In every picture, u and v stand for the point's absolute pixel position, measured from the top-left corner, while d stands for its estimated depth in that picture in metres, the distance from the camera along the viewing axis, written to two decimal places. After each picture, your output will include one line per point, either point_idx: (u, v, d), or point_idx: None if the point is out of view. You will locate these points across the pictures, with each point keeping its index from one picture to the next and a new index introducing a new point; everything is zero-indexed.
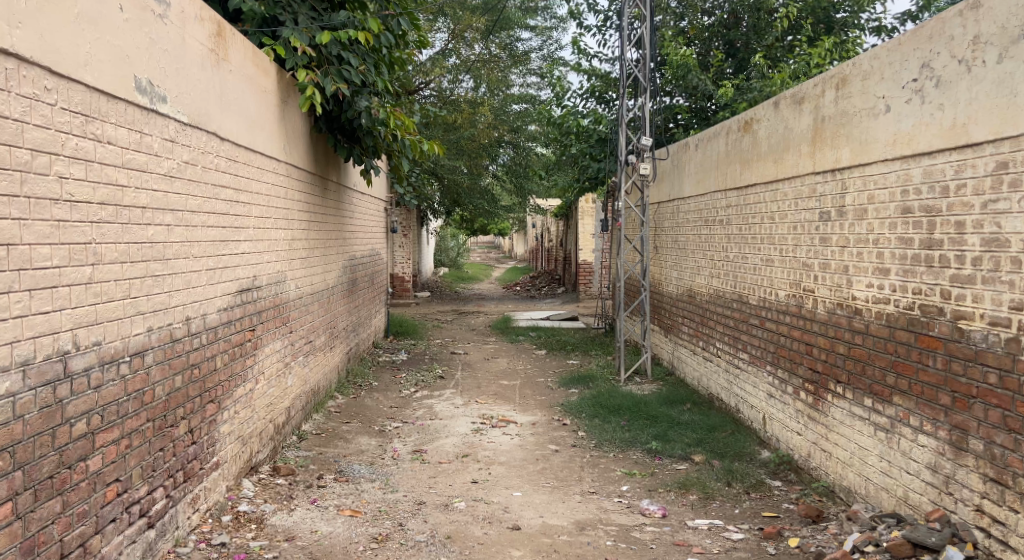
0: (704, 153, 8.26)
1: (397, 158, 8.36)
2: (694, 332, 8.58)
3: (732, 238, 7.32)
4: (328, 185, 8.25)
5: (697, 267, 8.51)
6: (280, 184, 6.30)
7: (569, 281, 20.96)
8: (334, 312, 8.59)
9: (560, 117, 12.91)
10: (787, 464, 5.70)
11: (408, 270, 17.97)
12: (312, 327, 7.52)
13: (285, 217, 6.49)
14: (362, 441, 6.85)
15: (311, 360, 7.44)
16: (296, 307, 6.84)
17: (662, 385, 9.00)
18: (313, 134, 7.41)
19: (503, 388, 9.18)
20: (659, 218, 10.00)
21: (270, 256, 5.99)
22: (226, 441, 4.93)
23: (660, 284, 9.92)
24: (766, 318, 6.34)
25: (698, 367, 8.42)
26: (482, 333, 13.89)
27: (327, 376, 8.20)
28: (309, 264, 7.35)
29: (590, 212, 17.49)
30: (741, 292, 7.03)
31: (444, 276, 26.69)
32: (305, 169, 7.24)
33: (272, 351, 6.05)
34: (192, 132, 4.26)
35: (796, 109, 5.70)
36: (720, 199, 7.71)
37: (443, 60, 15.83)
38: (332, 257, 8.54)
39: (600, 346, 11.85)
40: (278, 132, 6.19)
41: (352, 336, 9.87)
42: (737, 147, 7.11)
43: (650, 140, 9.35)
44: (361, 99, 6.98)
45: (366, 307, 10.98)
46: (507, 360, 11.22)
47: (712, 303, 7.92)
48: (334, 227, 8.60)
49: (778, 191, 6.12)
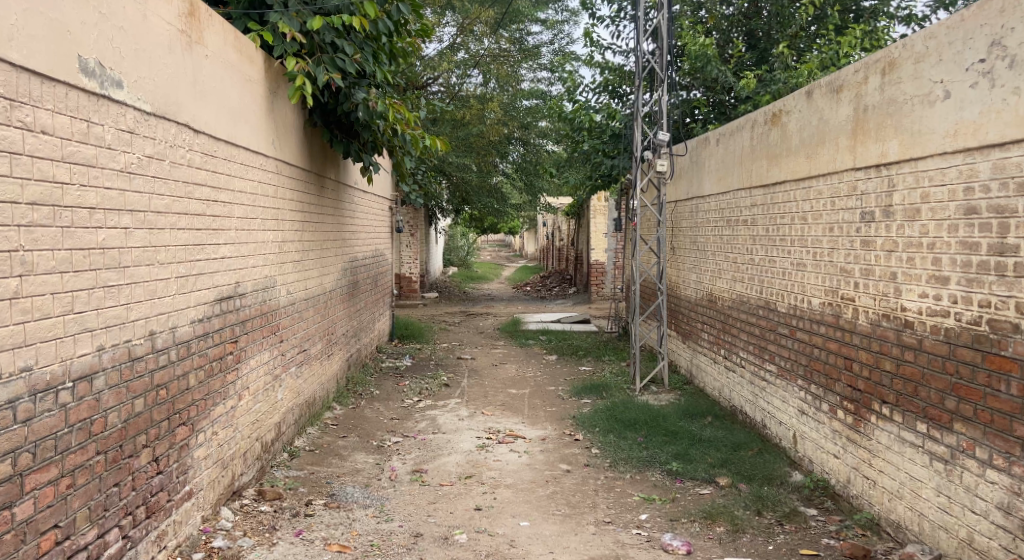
0: (726, 148, 7.72)
1: (398, 154, 7.87)
2: (715, 339, 8.05)
3: (757, 240, 6.78)
4: (325, 183, 7.75)
5: (718, 271, 7.98)
6: (268, 182, 5.81)
7: (580, 281, 20.47)
8: (332, 317, 8.11)
9: (572, 112, 12.38)
10: (822, 490, 5.18)
11: (416, 271, 17.51)
12: (307, 335, 7.03)
13: (274, 217, 6.00)
14: (358, 459, 6.36)
15: (305, 370, 6.96)
16: (287, 315, 6.37)
17: (680, 395, 8.48)
18: (307, 128, 6.92)
19: (512, 398, 8.68)
20: (677, 218, 9.47)
21: (256, 260, 5.49)
22: (202, 467, 4.45)
23: (678, 287, 9.40)
24: (798, 327, 5.81)
25: (719, 378, 7.90)
26: (491, 336, 13.40)
27: (324, 386, 7.74)
28: (303, 268, 6.85)
29: (602, 211, 17.14)
30: (767, 298, 6.50)
31: (454, 275, 26.25)
32: (299, 166, 6.75)
33: (259, 364, 5.57)
34: (157, 123, 3.77)
35: (833, 98, 5.16)
36: (744, 198, 7.16)
37: (452, 54, 15.39)
38: (330, 260, 8.06)
39: (613, 352, 11.32)
40: (266, 125, 5.69)
41: (353, 341, 9.40)
42: (764, 142, 6.57)
43: (668, 135, 8.82)
44: (358, 90, 6.48)
45: (369, 310, 10.51)
46: (517, 366, 10.72)
47: (735, 310, 7.40)
48: (332, 227, 8.11)
49: (812, 188, 5.57)
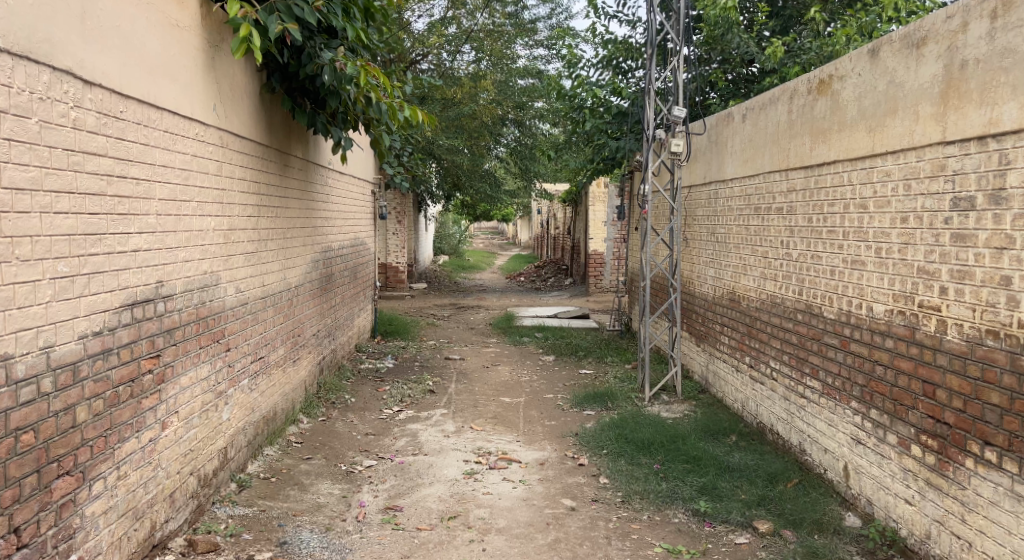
0: (754, 124, 6.72)
1: (376, 129, 6.88)
2: (738, 345, 7.05)
3: (796, 232, 5.77)
4: (289, 161, 6.67)
5: (742, 266, 6.99)
6: (206, 157, 4.73)
7: (577, 273, 19.42)
8: (298, 316, 7.05)
9: (571, 90, 11.34)
10: (889, 542, 4.20)
11: (402, 261, 16.42)
12: (264, 340, 5.97)
13: (217, 201, 4.93)
14: (321, 490, 5.33)
15: (262, 382, 5.91)
16: (236, 319, 5.31)
17: (695, 407, 7.49)
18: (263, 95, 5.86)
19: (504, 408, 7.65)
20: (692, 206, 8.47)
21: (189, 252, 4.43)
22: (99, 528, 3.39)
23: (693, 284, 8.39)
24: (852, 338, 4.80)
25: (742, 388, 6.90)
26: (482, 333, 12.33)
27: (288, 397, 6.70)
28: (257, 261, 5.77)
29: (602, 198, 16.04)
30: (809, 301, 5.49)
31: (443, 265, 25.10)
32: (251, 139, 5.67)
33: (196, 381, 4.53)
34: (15, 64, 2.90)
35: (909, 56, 4.19)
36: (778, 182, 6.16)
37: (442, 28, 14.28)
38: (296, 251, 7.00)
39: (616, 353, 10.29)
40: (202, 85, 4.62)
41: (326, 342, 8.35)
42: (805, 116, 5.59)
43: (684, 112, 7.83)
44: (324, 51, 5.67)
45: (347, 306, 9.46)
46: (510, 369, 9.67)
47: (766, 313, 6.39)
48: (299, 212, 7.03)
49: (874, 169, 4.58)
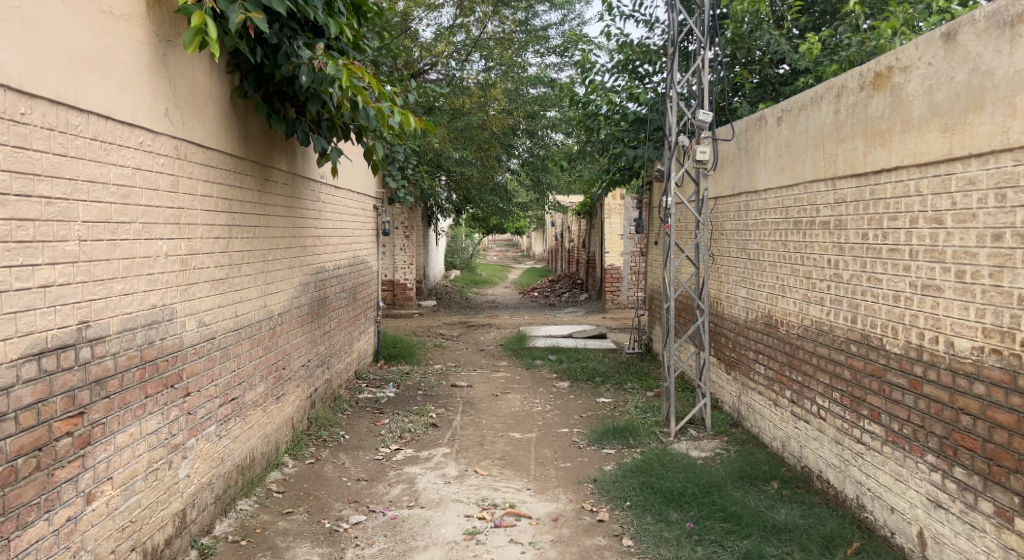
0: (791, 127, 5.96)
1: (367, 137, 6.19)
2: (777, 375, 6.27)
3: (846, 249, 4.99)
4: (270, 174, 5.93)
5: (780, 286, 6.21)
6: (155, 170, 4.01)
7: (593, 288, 18.62)
8: (282, 346, 6.30)
9: (584, 96, 10.62)
10: None
11: (410, 277, 15.68)
12: (237, 378, 5.23)
13: (171, 220, 4.20)
14: (298, 556, 4.58)
15: (236, 427, 5.17)
16: (199, 358, 4.58)
17: (728, 444, 6.72)
18: (236, 100, 5.16)
19: (514, 447, 6.89)
20: (718, 219, 7.69)
21: (127, 283, 3.69)
22: None
23: (721, 305, 7.62)
24: (923, 378, 4.03)
25: (782, 425, 6.13)
26: (492, 355, 11.56)
27: (269, 438, 5.96)
28: (226, 288, 5.02)
29: (619, 211, 15.19)
30: (866, 330, 4.70)
31: (454, 279, 24.34)
32: (219, 149, 4.93)
33: (142, 437, 3.81)
34: None
35: (999, 38, 3.52)
36: (822, 191, 5.38)
37: (450, 36, 13.62)
38: (280, 273, 6.26)
39: (636, 378, 9.50)
40: (149, 85, 3.92)
41: (318, 372, 7.58)
42: (858, 116, 4.82)
43: (710, 116, 7.08)
44: (302, 49, 5.00)
45: (344, 330, 8.70)
46: (521, 397, 8.90)
47: (811, 342, 5.59)
48: (282, 230, 6.29)
49: (951, 176, 3.85)
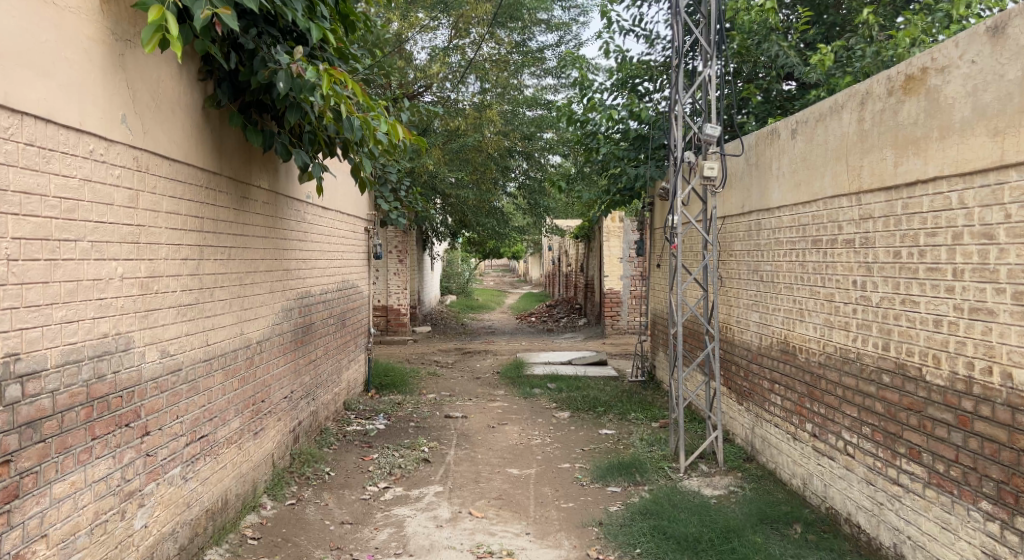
0: (807, 140, 5.56)
1: (353, 151, 5.77)
2: (795, 407, 5.84)
3: (874, 270, 4.57)
4: (249, 190, 5.49)
5: (797, 310, 5.79)
6: (110, 183, 3.56)
7: (591, 312, 18.16)
8: (261, 377, 5.82)
9: (583, 115, 10.27)
10: None
11: (404, 302, 15.23)
12: (207, 413, 4.73)
13: (127, 239, 3.73)
14: None
15: (205, 467, 4.67)
16: (163, 392, 4.10)
17: (742, 481, 6.28)
18: (211, 111, 4.71)
19: (512, 484, 6.43)
20: (728, 239, 7.26)
21: (70, 308, 3.31)
22: None
23: (732, 330, 7.19)
24: (974, 413, 3.68)
25: (802, 461, 5.69)
26: (489, 383, 11.09)
27: (245, 479, 5.46)
28: (194, 314, 4.54)
29: (618, 233, 14.79)
30: (901, 358, 4.28)
31: (451, 305, 23.89)
32: (192, 162, 4.48)
33: (87, 485, 3.42)
34: None
35: None
36: (845, 208, 4.97)
37: (444, 57, 13.31)
38: (259, 299, 5.78)
39: (640, 407, 9.04)
40: (103, 87, 3.49)
41: (303, 404, 7.09)
42: (886, 124, 4.40)
43: (718, 130, 6.68)
44: (279, 54, 4.58)
45: (331, 359, 8.21)
46: (519, 428, 8.44)
47: (834, 371, 5.15)
48: (262, 251, 5.83)
49: (1005, 185, 3.48)
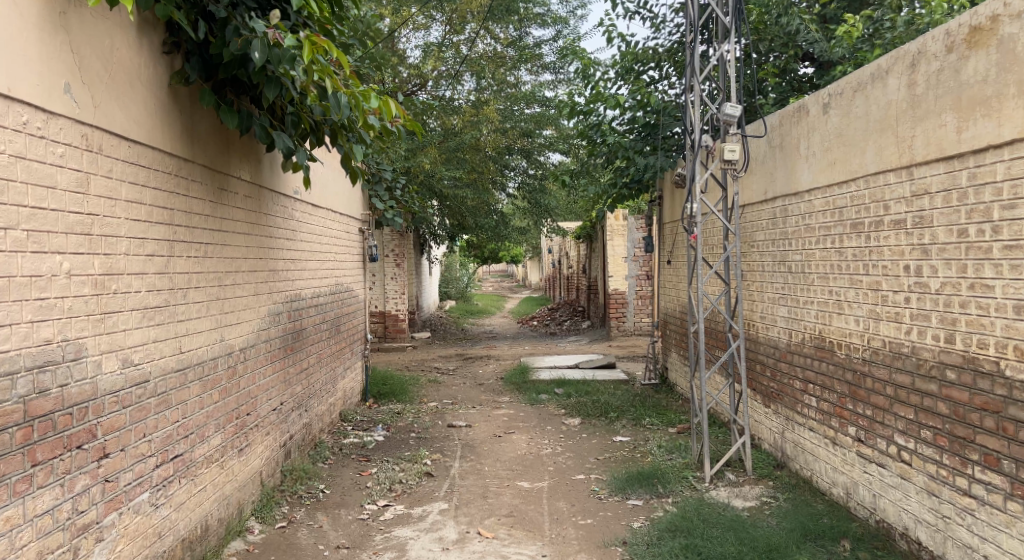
0: (842, 114, 5.06)
1: (343, 137, 5.23)
2: (833, 409, 5.31)
3: (933, 253, 4.07)
4: (229, 180, 4.94)
5: (834, 302, 5.25)
6: (49, 162, 3.06)
7: (595, 314, 17.61)
8: (245, 388, 5.25)
9: (586, 105, 9.76)
10: None
11: (402, 307, 14.69)
12: (181, 430, 4.14)
13: (76, 228, 3.22)
14: None
15: (180, 491, 4.11)
16: (126, 408, 3.55)
17: (775, 490, 5.76)
18: (181, 88, 4.16)
19: (524, 499, 5.91)
20: (749, 230, 6.74)
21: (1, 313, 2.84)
22: None
23: (756, 326, 6.68)
24: None
25: (844, 469, 5.17)
26: (492, 390, 10.54)
27: (227, 502, 4.89)
28: (164, 317, 3.97)
29: (622, 231, 14.25)
30: (970, 352, 3.84)
31: (450, 311, 23.32)
32: (162, 145, 3.94)
33: (26, 521, 2.94)
34: None
35: None
36: (892, 185, 4.45)
37: (439, 52, 12.82)
38: (242, 302, 5.20)
39: (655, 412, 8.51)
40: (39, 49, 2.98)
41: (294, 417, 6.52)
42: (945, 85, 3.94)
43: (739, 109, 6.14)
44: (254, 21, 4.03)
45: (325, 367, 7.65)
46: (527, 437, 7.90)
47: (882, 369, 4.63)
48: (245, 248, 5.26)
49: None
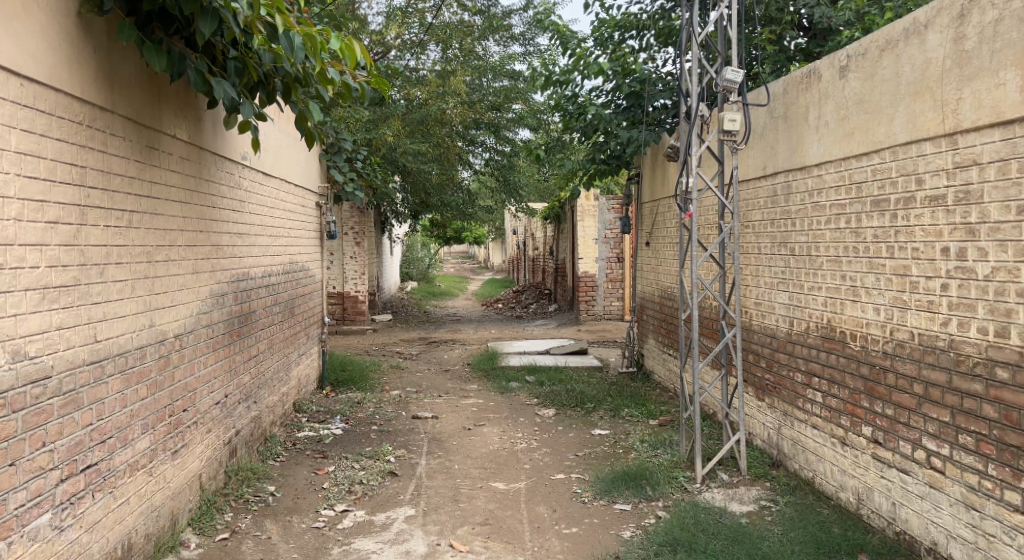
0: (862, 77, 4.51)
1: (295, 90, 4.48)
2: (842, 406, 4.79)
3: (986, 234, 3.58)
4: (161, 136, 4.19)
5: (847, 288, 4.71)
6: None
7: (562, 298, 17.02)
8: (180, 381, 4.52)
9: (563, 74, 9.13)
10: None
11: (362, 288, 13.94)
12: (94, 438, 3.44)
13: None
14: None
15: (93, 508, 3.42)
16: (17, 412, 2.92)
17: (775, 493, 5.25)
18: (97, 20, 3.43)
19: (499, 502, 5.32)
20: (744, 209, 6.19)
21: None
22: None
23: (751, 313, 6.15)
24: None
25: (855, 473, 4.65)
26: (458, 377, 9.91)
27: (157, 514, 4.20)
28: (77, 299, 3.29)
29: (593, 212, 13.64)
30: None
31: (410, 292, 22.54)
32: (70, 86, 3.23)
33: None
34: None
35: None
36: (926, 157, 3.93)
37: (404, 17, 12.06)
38: (178, 281, 4.46)
39: (634, 402, 7.97)
40: None
41: (240, 411, 5.79)
42: (1004, 38, 3.45)
43: (740, 74, 5.55)
44: None
45: (277, 354, 6.93)
46: (499, 429, 7.31)
47: (908, 364, 4.11)
48: (181, 218, 4.51)
49: None
